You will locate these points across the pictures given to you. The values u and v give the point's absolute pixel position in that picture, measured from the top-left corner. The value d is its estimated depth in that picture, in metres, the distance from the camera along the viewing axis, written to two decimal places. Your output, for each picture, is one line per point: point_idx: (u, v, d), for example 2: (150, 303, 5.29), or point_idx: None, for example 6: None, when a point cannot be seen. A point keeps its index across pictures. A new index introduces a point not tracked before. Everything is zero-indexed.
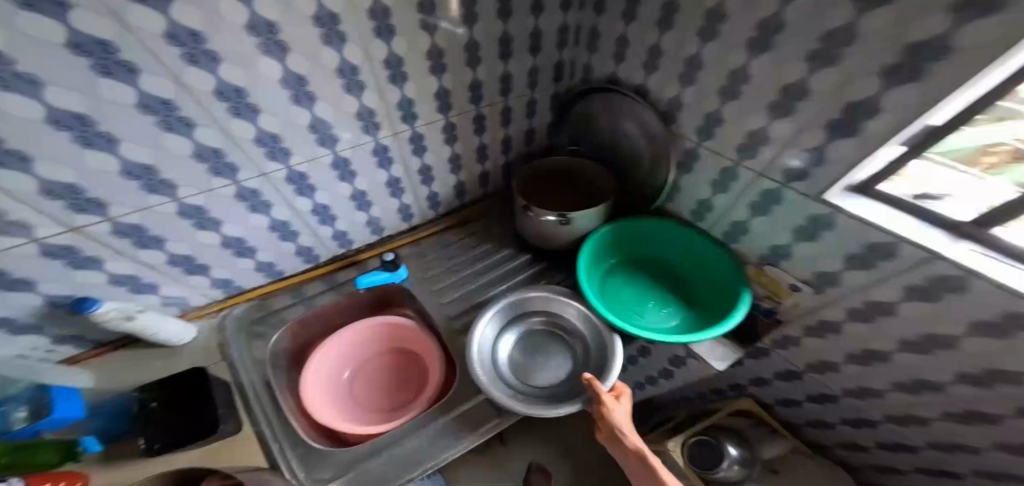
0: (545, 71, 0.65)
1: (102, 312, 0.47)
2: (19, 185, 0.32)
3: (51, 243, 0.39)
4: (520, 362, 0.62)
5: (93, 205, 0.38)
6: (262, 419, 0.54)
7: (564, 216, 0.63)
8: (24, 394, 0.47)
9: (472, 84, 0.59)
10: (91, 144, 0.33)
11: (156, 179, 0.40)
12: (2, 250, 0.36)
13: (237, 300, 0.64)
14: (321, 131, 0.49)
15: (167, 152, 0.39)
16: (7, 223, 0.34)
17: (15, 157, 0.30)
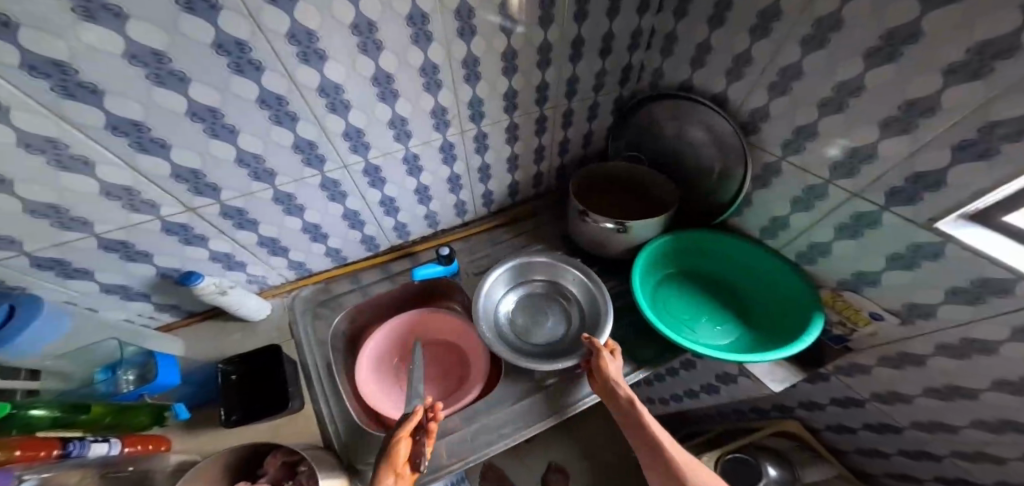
0: (614, 74, 0.64)
1: (202, 286, 0.54)
2: (158, 170, 0.39)
3: (171, 221, 0.46)
4: (519, 320, 0.68)
5: (208, 189, 0.45)
6: (321, 398, 0.58)
7: (622, 224, 0.62)
8: (134, 358, 0.51)
9: (540, 86, 0.58)
10: (218, 135, 0.39)
11: (260, 168, 0.46)
12: (136, 225, 0.44)
13: (306, 281, 0.70)
14: (399, 127, 0.51)
15: (273, 142, 0.44)
16: (141, 202, 0.42)
17: (158, 144, 0.37)
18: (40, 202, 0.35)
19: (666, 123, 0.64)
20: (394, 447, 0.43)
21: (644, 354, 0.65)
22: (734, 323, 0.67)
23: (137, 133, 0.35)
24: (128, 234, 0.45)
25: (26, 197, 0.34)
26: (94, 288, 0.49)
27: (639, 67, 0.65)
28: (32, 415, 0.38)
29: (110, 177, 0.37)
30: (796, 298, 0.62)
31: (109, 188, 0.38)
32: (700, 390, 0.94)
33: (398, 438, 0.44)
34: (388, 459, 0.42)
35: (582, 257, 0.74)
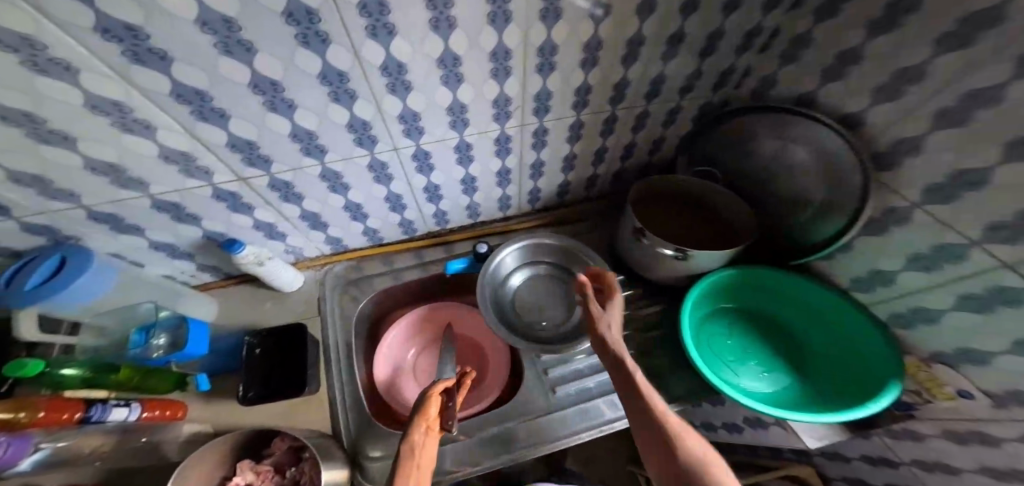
0: (709, 76, 0.55)
1: (242, 255, 0.55)
2: (216, 138, 0.40)
3: (222, 188, 0.47)
4: (523, 300, 0.67)
5: (261, 161, 0.45)
6: (337, 384, 0.56)
7: (684, 252, 0.54)
8: (167, 321, 0.52)
9: (619, 83, 0.51)
10: (276, 109, 0.38)
11: (313, 143, 0.45)
12: (189, 189, 0.46)
13: (339, 258, 0.69)
14: (457, 114, 0.48)
15: (330, 121, 0.42)
16: (196, 167, 0.43)
17: (218, 113, 0.37)
18: (100, 160, 0.38)
19: (765, 139, 0.54)
20: (427, 402, 0.43)
21: (679, 387, 0.59)
22: (786, 373, 0.59)
23: (199, 102, 0.35)
24: (180, 196, 0.46)
25: (86, 154, 0.36)
26: (142, 244, 0.51)
27: (743, 71, 0.56)
28: (62, 374, 0.45)
29: (169, 141, 0.38)
30: (867, 362, 0.53)
31: (168, 151, 0.40)
32: (717, 426, 0.89)
33: (431, 394, 0.44)
34: (419, 412, 0.42)
35: (625, 274, 0.69)
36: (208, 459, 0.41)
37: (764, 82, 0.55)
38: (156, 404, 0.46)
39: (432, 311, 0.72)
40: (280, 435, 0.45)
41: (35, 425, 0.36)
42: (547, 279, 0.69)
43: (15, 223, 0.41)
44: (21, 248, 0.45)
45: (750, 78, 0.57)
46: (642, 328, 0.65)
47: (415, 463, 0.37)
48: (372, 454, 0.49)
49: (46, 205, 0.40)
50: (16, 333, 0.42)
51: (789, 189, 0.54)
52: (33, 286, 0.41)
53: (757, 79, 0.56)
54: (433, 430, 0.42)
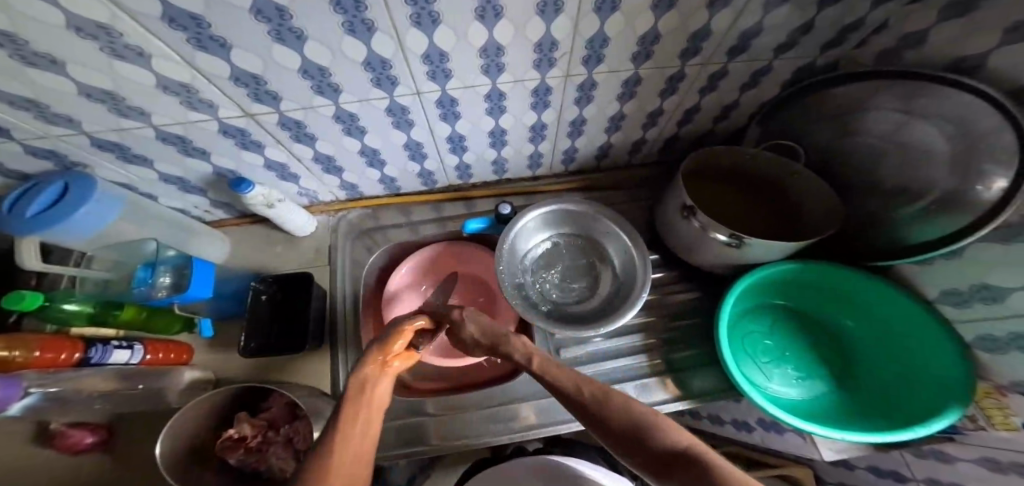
0: (824, 33, 0.41)
1: (251, 195, 0.49)
2: (216, 69, 0.32)
3: (228, 123, 0.40)
4: (544, 268, 0.61)
5: (268, 97, 0.38)
6: (341, 341, 0.53)
7: (740, 239, 0.45)
8: (170, 260, 0.45)
9: (696, 34, 0.40)
10: (283, 40, 0.30)
11: (325, 81, 0.37)
12: (191, 122, 0.38)
13: (356, 205, 0.64)
14: (491, 57, 0.39)
15: (345, 56, 0.35)
16: (198, 99, 0.35)
17: (218, 43, 0.29)
18: (94, 87, 0.30)
19: (878, 113, 0.42)
20: (395, 335, 0.37)
21: (701, 383, 0.53)
22: (827, 384, 0.52)
23: (197, 29, 0.27)
24: (186, 129, 0.39)
25: (78, 81, 0.29)
26: (153, 176, 0.45)
27: (874, 26, 0.41)
28: (64, 310, 0.38)
29: (167, 72, 0.31)
30: (933, 386, 0.45)
31: (166, 83, 0.32)
32: (706, 417, 0.87)
33: (403, 329, 0.38)
34: (383, 345, 0.36)
35: (661, 254, 0.64)
36: (203, 410, 0.42)
37: (904, 40, 0.40)
38: (158, 347, 0.44)
39: (439, 260, 0.65)
40: (277, 392, 0.45)
41: (31, 366, 0.33)
42: (571, 252, 0.62)
43: (19, 145, 0.35)
44: (31, 172, 0.39)
45: (881, 36, 0.42)
46: (667, 314, 0.59)
47: (365, 402, 0.31)
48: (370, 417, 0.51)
49: (45, 128, 0.34)
50: (19, 261, 0.36)
51: (893, 178, 0.43)
52: (35, 215, 0.34)
53: (894, 37, 0.41)
54: (389, 369, 0.35)
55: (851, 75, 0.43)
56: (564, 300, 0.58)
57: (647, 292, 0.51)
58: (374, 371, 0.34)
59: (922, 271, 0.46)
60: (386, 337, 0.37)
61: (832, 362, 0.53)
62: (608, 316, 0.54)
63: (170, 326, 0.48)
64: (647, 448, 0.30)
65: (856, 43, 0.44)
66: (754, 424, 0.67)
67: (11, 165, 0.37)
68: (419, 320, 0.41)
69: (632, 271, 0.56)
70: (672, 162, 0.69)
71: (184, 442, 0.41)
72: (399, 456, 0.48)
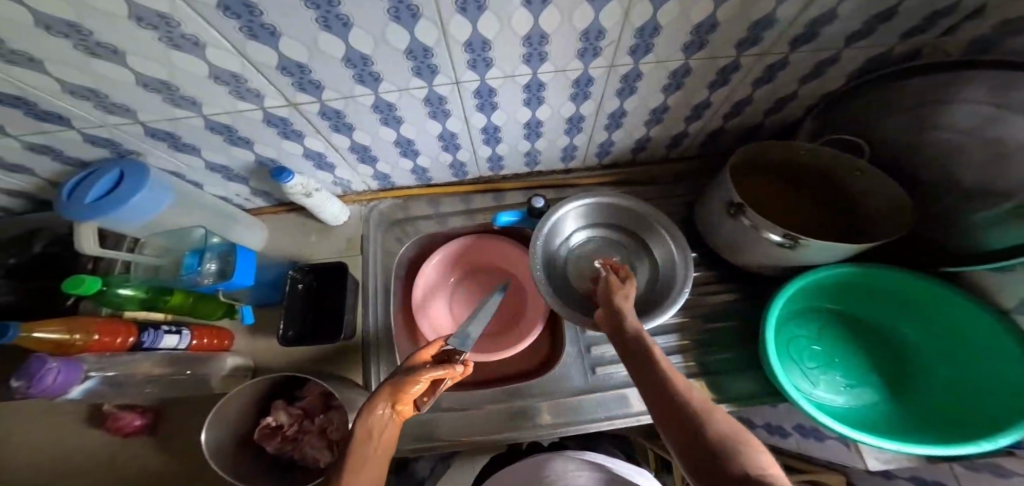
0: (907, 19, 0.37)
1: (291, 185, 0.48)
2: (264, 58, 0.31)
3: (272, 113, 0.39)
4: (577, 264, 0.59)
5: (312, 87, 0.37)
6: (373, 332, 0.54)
7: (795, 240, 0.42)
8: (216, 247, 0.44)
9: (758, 22, 0.37)
10: (329, 27, 0.29)
11: (367, 70, 0.36)
12: (238, 112, 0.38)
13: (387, 194, 0.64)
14: (534, 45, 0.37)
15: (388, 44, 0.33)
16: (246, 90, 0.35)
17: (268, 31, 0.28)
18: (151, 77, 0.30)
19: (963, 106, 0.38)
20: (410, 382, 0.30)
21: (738, 386, 0.52)
22: (878, 394, 0.49)
23: (248, 17, 0.26)
24: (232, 119, 0.39)
25: (136, 71, 0.29)
26: (199, 165, 0.45)
27: (965, 13, 0.37)
28: (120, 294, 0.38)
29: (220, 62, 0.30)
30: (997, 399, 0.41)
31: (217, 73, 0.32)
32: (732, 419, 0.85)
33: (422, 377, 0.30)
34: (398, 392, 0.29)
35: (698, 252, 0.61)
36: (244, 396, 0.43)
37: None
38: (203, 333, 0.45)
39: (467, 252, 0.64)
40: (313, 382, 0.46)
41: (90, 350, 0.34)
42: (607, 247, 0.60)
43: (77, 134, 0.35)
44: (87, 160, 0.39)
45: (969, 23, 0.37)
46: (705, 315, 0.57)
47: (369, 453, 0.27)
48: None
49: (102, 118, 0.34)
50: (78, 246, 0.37)
51: (973, 175, 0.39)
52: (91, 202, 0.35)
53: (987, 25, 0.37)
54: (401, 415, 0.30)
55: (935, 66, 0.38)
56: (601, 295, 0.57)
57: (687, 291, 0.49)
58: (385, 414, 0.29)
59: (998, 278, 0.42)
60: (405, 378, 0.30)
61: (886, 370, 0.50)
62: (647, 312, 0.52)
63: (214, 312, 0.48)
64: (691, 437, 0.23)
65: (943, 30, 0.40)
66: (788, 430, 0.64)
67: (68, 153, 0.38)
68: (444, 368, 0.32)
69: (671, 268, 0.54)
70: (712, 156, 0.66)
71: (228, 427, 0.42)
72: (415, 450, 0.49)
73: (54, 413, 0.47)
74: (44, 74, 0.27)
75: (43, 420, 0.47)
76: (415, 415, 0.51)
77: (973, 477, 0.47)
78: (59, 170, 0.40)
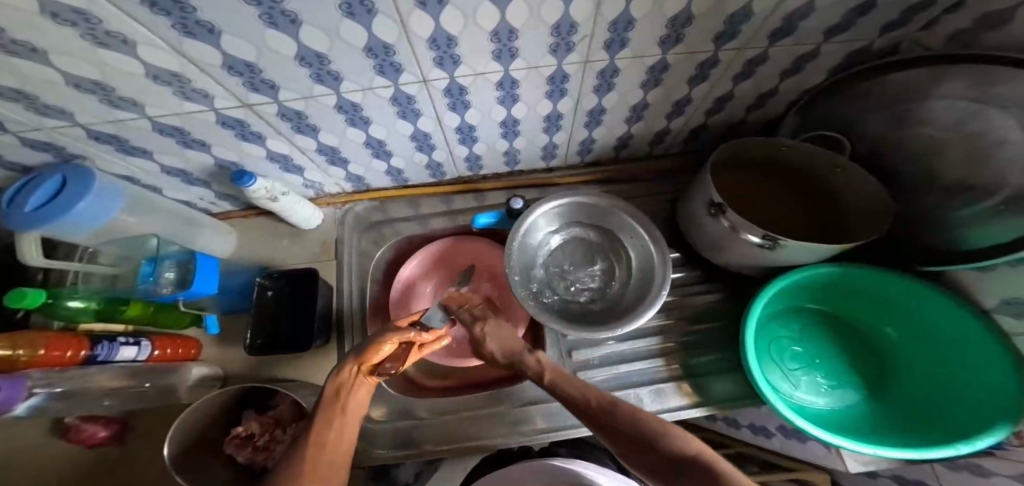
0: (888, 11, 0.36)
1: (254, 189, 0.46)
2: (208, 57, 0.30)
3: (227, 114, 0.37)
4: (554, 264, 0.58)
5: (266, 87, 0.35)
6: (346, 338, 0.52)
7: (775, 241, 0.41)
8: (174, 254, 0.43)
9: (734, 15, 0.36)
10: (274, 24, 0.28)
11: (324, 69, 0.35)
12: (188, 113, 0.36)
13: (363, 196, 0.62)
14: (502, 41, 0.36)
15: (343, 42, 0.32)
16: (192, 90, 0.33)
17: (205, 28, 0.26)
18: (83, 77, 0.28)
19: (947, 100, 0.36)
20: (379, 343, 0.35)
21: (720, 389, 0.51)
22: (857, 394, 0.48)
23: (181, 14, 0.24)
24: (183, 120, 0.37)
25: (65, 71, 0.27)
26: (155, 168, 0.43)
27: (949, 3, 0.36)
28: (68, 307, 0.37)
29: (159, 61, 0.29)
30: (975, 401, 0.41)
31: (156, 72, 0.30)
32: (720, 419, 0.84)
33: (387, 339, 0.36)
34: (364, 352, 0.35)
35: (681, 252, 0.60)
36: (212, 408, 0.42)
37: (983, 20, 0.35)
38: (168, 343, 0.44)
39: (445, 255, 0.63)
40: (283, 392, 0.45)
41: (34, 365, 0.32)
42: (587, 248, 0.59)
43: (15, 138, 0.33)
44: (31, 164, 0.38)
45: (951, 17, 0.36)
46: (686, 317, 0.56)
47: (339, 409, 0.32)
48: (372, 415, 0.51)
49: (38, 120, 0.32)
50: (23, 258, 0.35)
51: (954, 171, 0.38)
52: (32, 209, 0.33)
53: (971, 17, 0.36)
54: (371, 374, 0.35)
55: (913, 60, 0.37)
56: (580, 297, 0.56)
57: (665, 293, 0.48)
58: (353, 374, 0.34)
59: (980, 277, 0.42)
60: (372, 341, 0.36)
61: (866, 371, 0.50)
62: (624, 315, 0.51)
63: (178, 321, 0.47)
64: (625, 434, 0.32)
65: (925, 23, 0.39)
66: (773, 431, 0.64)
67: (11, 158, 0.36)
68: (410, 331, 0.38)
69: (650, 270, 0.53)
70: (695, 154, 0.65)
71: (192, 440, 0.41)
72: (390, 458, 0.48)
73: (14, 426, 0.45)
74: None
75: None
76: (391, 423, 0.50)
77: (956, 477, 0.46)
78: (4, 175, 0.38)
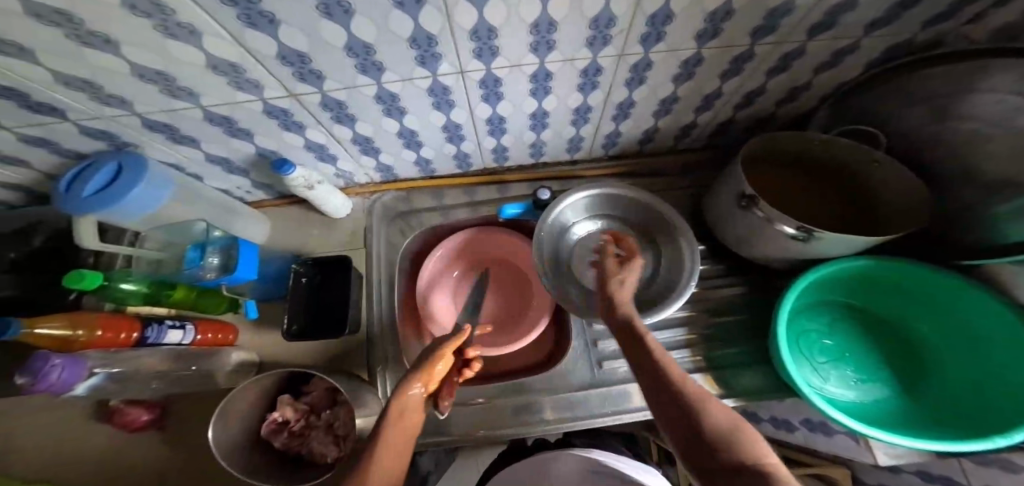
0: (930, 6, 0.36)
1: (293, 177, 0.47)
2: (263, 48, 0.30)
3: (272, 104, 0.38)
4: (583, 257, 0.58)
5: (312, 77, 0.36)
6: (377, 325, 0.53)
7: (810, 233, 0.41)
8: (218, 241, 0.43)
9: (776, 9, 0.36)
10: (330, 15, 0.28)
11: (369, 60, 0.35)
12: (236, 103, 0.37)
13: (390, 187, 0.63)
14: (543, 33, 0.36)
15: (391, 33, 0.32)
16: (244, 80, 0.34)
17: (266, 19, 0.27)
18: (147, 67, 0.29)
19: (989, 96, 0.36)
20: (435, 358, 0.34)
21: (747, 381, 0.51)
22: (887, 388, 0.48)
23: (246, 4, 0.25)
24: (231, 110, 0.37)
25: (133, 62, 0.28)
26: (198, 157, 0.44)
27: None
28: (121, 289, 0.39)
29: (218, 51, 0.29)
30: (1012, 395, 0.41)
31: (216, 62, 0.30)
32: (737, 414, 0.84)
33: (441, 354, 0.34)
34: (424, 368, 0.33)
35: (707, 245, 0.61)
36: (251, 393, 0.43)
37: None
38: (209, 327, 0.45)
39: (472, 245, 0.63)
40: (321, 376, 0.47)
41: (92, 346, 0.33)
42: (614, 239, 0.59)
43: (73, 126, 0.34)
44: (84, 153, 0.38)
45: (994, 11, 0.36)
46: (712, 309, 0.56)
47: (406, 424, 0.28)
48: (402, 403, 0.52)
49: (97, 109, 0.33)
50: (78, 240, 0.36)
51: (994, 166, 0.38)
52: (90, 195, 0.34)
53: (1015, 11, 0.35)
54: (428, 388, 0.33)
55: (956, 55, 0.37)
56: None
57: (695, 284, 0.48)
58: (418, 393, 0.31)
59: (1016, 272, 0.42)
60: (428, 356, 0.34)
61: (897, 365, 0.50)
62: (652, 306, 0.52)
63: (217, 306, 0.48)
64: (693, 426, 0.24)
65: (966, 17, 0.38)
66: (796, 424, 0.64)
67: (67, 146, 0.37)
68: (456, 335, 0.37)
69: (679, 261, 0.53)
70: (720, 148, 0.65)
71: (233, 425, 0.42)
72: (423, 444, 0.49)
73: (64, 407, 0.47)
74: (34, 64, 0.26)
75: (51, 415, 0.47)
76: None
77: (984, 472, 0.46)
78: (57, 164, 0.39)
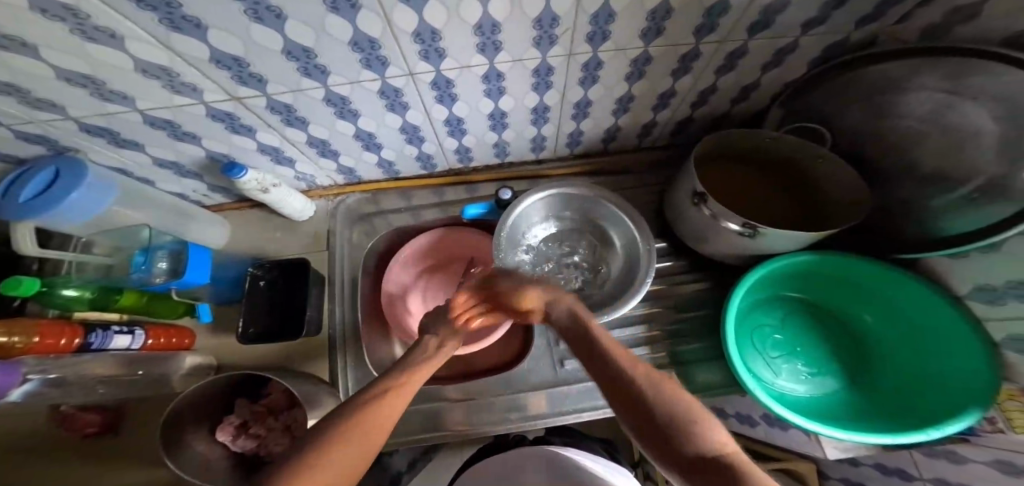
0: (861, 5, 0.37)
1: (245, 180, 0.47)
2: (194, 51, 0.30)
3: (216, 108, 0.38)
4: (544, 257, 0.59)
5: (254, 81, 0.36)
6: (337, 327, 0.53)
7: (753, 228, 0.42)
8: (167, 245, 0.45)
9: (712, 8, 0.36)
10: (260, 19, 0.28)
11: (311, 63, 0.35)
12: (178, 106, 0.37)
13: (353, 189, 0.63)
14: (486, 34, 0.36)
15: (330, 37, 0.32)
16: (181, 84, 0.34)
17: (192, 23, 0.27)
18: (73, 71, 0.29)
19: (919, 93, 0.37)
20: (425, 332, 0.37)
21: (703, 376, 0.52)
22: (837, 381, 0.49)
23: (167, 9, 0.25)
24: (173, 113, 0.38)
25: (55, 65, 0.28)
26: (146, 161, 0.44)
27: None
28: (63, 295, 0.38)
29: (147, 55, 0.29)
30: (953, 388, 0.42)
31: (145, 66, 0.30)
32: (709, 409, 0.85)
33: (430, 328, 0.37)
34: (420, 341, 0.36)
35: (668, 242, 0.61)
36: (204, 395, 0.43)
37: (951, 16, 0.36)
38: (160, 331, 0.45)
39: (437, 246, 0.64)
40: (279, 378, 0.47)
41: (31, 352, 0.32)
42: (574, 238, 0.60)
43: (7, 130, 0.34)
44: (24, 156, 0.38)
45: (923, 11, 0.37)
46: (673, 305, 0.57)
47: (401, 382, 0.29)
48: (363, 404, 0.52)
49: (29, 113, 0.32)
50: (14, 244, 0.36)
51: (929, 161, 0.39)
52: (26, 199, 0.34)
53: (942, 10, 0.36)
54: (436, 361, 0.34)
55: (889, 54, 0.38)
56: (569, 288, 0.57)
57: (650, 280, 0.49)
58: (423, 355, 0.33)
59: (953, 265, 0.43)
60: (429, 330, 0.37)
61: (849, 360, 0.50)
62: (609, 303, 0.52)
63: (172, 310, 0.49)
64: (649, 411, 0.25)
65: (899, 17, 0.39)
66: (759, 418, 0.65)
67: (4, 150, 0.36)
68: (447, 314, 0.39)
69: (636, 257, 0.54)
70: (682, 146, 0.66)
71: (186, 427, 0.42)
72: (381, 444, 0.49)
73: None
74: None
75: None
76: None
77: (931, 462, 0.47)
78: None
